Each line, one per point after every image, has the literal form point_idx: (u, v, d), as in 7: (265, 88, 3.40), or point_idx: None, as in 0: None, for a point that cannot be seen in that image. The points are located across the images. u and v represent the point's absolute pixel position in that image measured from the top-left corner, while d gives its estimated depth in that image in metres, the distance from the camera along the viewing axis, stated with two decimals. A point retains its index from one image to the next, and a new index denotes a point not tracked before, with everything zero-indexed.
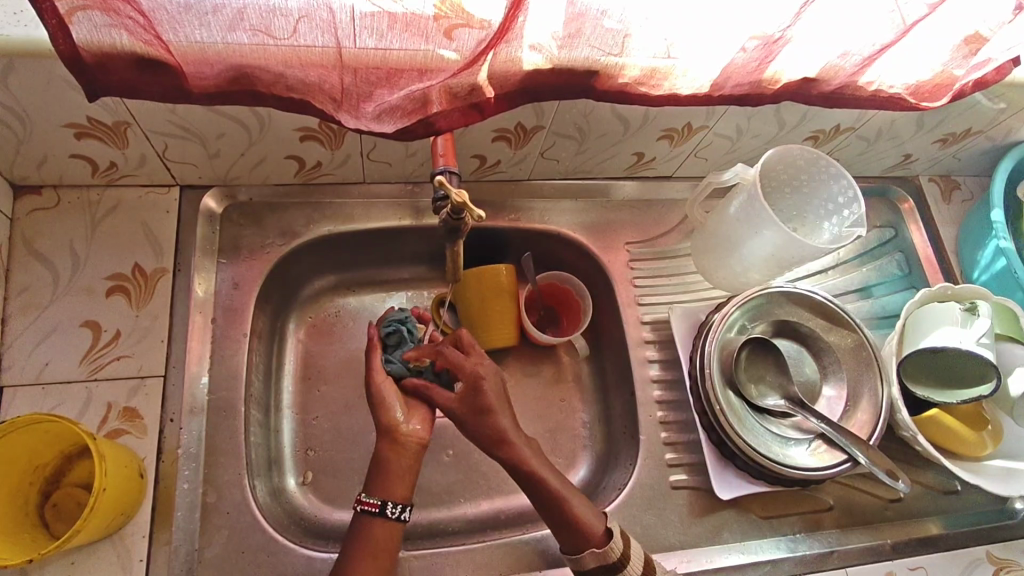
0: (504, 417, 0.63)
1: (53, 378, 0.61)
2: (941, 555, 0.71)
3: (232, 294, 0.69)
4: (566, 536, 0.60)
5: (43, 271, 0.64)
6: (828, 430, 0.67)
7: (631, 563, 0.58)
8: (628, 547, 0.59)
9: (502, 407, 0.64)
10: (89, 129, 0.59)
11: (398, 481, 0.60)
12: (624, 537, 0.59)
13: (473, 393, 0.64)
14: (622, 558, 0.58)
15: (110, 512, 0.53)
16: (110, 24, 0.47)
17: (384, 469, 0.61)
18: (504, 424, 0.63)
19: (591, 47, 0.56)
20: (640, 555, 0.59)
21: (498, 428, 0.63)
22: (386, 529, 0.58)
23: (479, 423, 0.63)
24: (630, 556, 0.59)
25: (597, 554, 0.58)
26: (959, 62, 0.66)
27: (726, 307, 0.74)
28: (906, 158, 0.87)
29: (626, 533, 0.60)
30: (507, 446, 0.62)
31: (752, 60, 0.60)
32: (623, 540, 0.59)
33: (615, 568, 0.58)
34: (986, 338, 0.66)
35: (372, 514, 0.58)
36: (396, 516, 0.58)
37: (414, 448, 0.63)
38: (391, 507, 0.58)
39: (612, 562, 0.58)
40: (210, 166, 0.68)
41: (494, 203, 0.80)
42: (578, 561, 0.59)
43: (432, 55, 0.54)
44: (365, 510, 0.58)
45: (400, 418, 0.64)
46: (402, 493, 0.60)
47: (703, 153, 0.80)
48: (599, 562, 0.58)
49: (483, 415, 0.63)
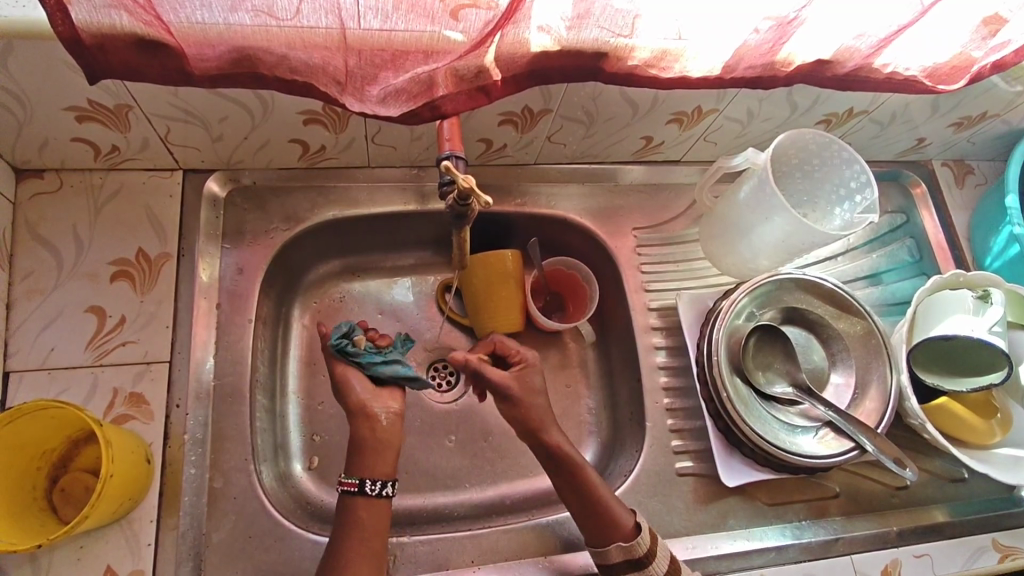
0: (539, 399, 0.65)
1: (59, 364, 0.61)
2: (946, 543, 0.71)
3: (236, 279, 0.69)
4: (595, 528, 0.60)
5: (46, 256, 0.64)
6: (835, 418, 0.66)
7: (657, 560, 0.59)
8: (655, 543, 0.60)
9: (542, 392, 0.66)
10: (90, 112, 0.58)
11: (379, 461, 0.60)
12: (651, 535, 0.60)
13: (526, 372, 0.67)
14: (648, 554, 0.59)
15: (118, 497, 0.53)
16: (109, 4, 0.45)
17: (360, 447, 0.61)
18: (543, 412, 0.65)
19: (600, 29, 0.55)
20: (665, 553, 0.60)
21: (530, 417, 0.64)
22: (371, 510, 0.58)
23: (515, 408, 0.64)
24: (656, 554, 0.59)
25: (623, 547, 0.59)
26: (978, 43, 0.64)
27: (735, 293, 0.73)
28: (919, 143, 0.86)
29: (654, 532, 0.60)
30: (541, 437, 0.63)
31: (765, 42, 0.59)
32: (651, 537, 0.60)
33: (641, 564, 0.58)
34: (998, 326, 0.65)
35: (353, 494, 0.59)
36: (377, 493, 0.59)
37: (390, 423, 0.63)
38: (370, 484, 0.59)
39: (637, 557, 0.58)
40: (214, 150, 0.67)
41: (500, 187, 0.79)
42: (602, 553, 0.60)
43: (438, 36, 0.52)
44: (345, 490, 0.59)
45: (369, 399, 0.63)
46: (383, 470, 0.60)
47: (712, 138, 0.79)
48: (625, 556, 0.59)
49: (523, 400, 0.65)
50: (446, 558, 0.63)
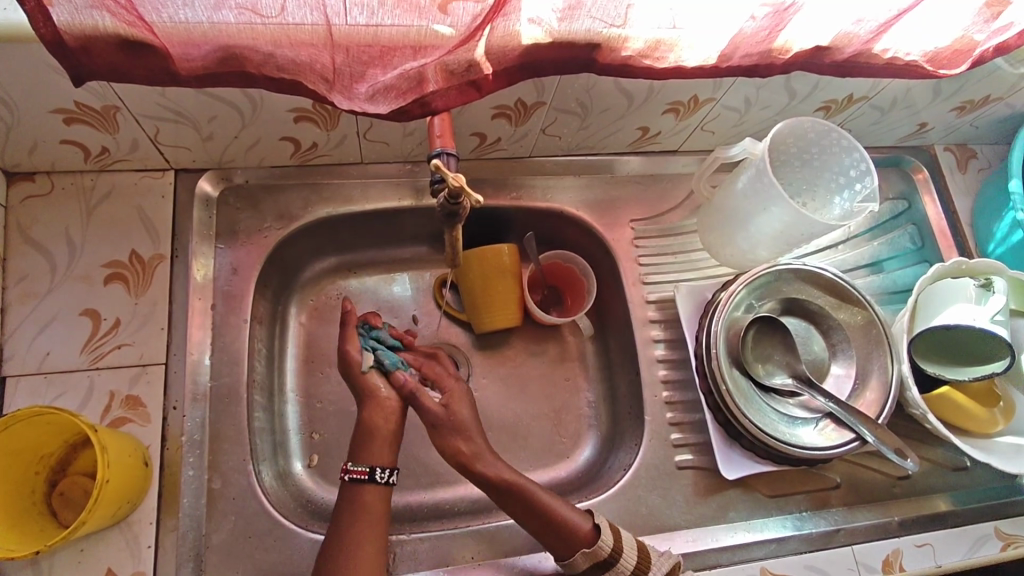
0: (466, 433, 0.65)
1: (56, 367, 0.61)
2: (949, 532, 0.71)
3: (231, 279, 0.68)
4: (554, 543, 0.60)
5: (39, 259, 0.63)
6: (836, 409, 0.66)
7: (624, 555, 0.59)
8: (619, 539, 0.60)
9: (474, 428, 0.65)
10: (78, 114, 0.58)
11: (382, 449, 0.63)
12: (613, 530, 0.60)
13: (451, 402, 0.67)
14: (613, 552, 0.59)
15: (116, 500, 0.53)
16: (91, 5, 0.45)
17: (372, 442, 0.63)
18: (474, 446, 0.64)
19: (592, 19, 0.54)
20: (631, 544, 0.60)
21: (460, 451, 0.64)
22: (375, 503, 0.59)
23: (447, 444, 0.64)
24: (622, 549, 0.59)
25: (587, 554, 0.59)
26: (980, 27, 0.63)
27: (733, 285, 0.72)
28: (921, 128, 0.84)
29: (613, 526, 0.61)
30: (475, 469, 0.63)
31: (762, 28, 0.58)
32: (613, 534, 0.60)
33: (608, 563, 0.59)
34: (1000, 315, 0.64)
35: (362, 481, 0.60)
36: (385, 481, 0.61)
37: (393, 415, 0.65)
38: (380, 472, 0.61)
39: (603, 559, 0.59)
40: (204, 149, 0.66)
41: (496, 181, 0.78)
42: (569, 565, 0.59)
43: (427, 31, 0.51)
44: (354, 478, 0.60)
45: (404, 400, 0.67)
46: (387, 459, 0.62)
47: (710, 127, 0.78)
48: (591, 561, 0.59)
49: (454, 433, 0.65)
50: (447, 554, 0.64)
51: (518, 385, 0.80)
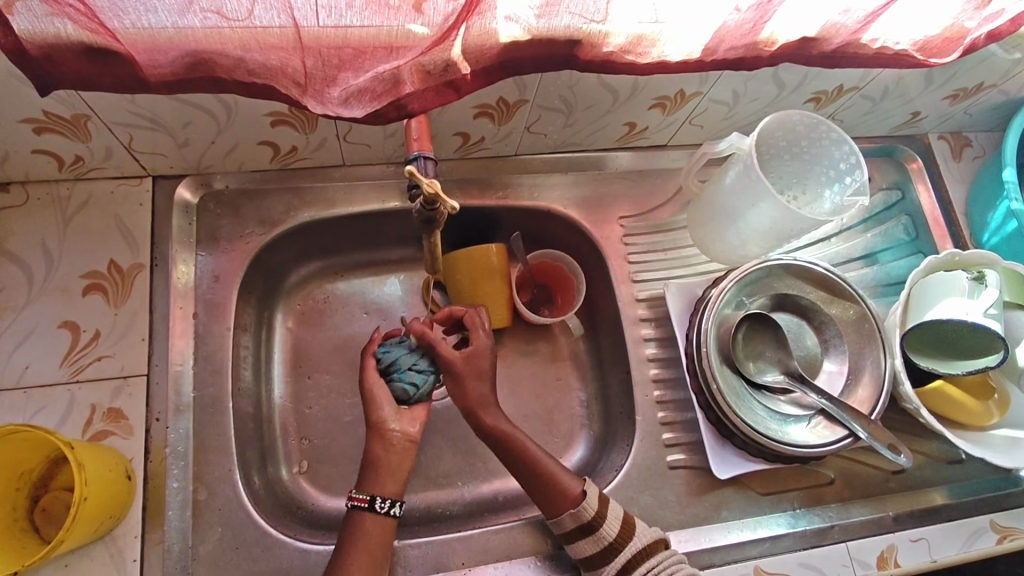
0: (476, 380, 0.64)
1: (35, 381, 0.60)
2: (945, 526, 0.70)
3: (213, 287, 0.67)
4: (546, 501, 0.61)
5: (17, 271, 0.62)
6: (828, 406, 0.65)
7: (607, 523, 0.59)
8: (604, 507, 0.60)
9: (488, 378, 0.65)
10: (47, 123, 0.56)
11: (388, 478, 0.60)
12: (600, 498, 0.60)
13: (474, 355, 0.65)
14: (597, 517, 0.59)
15: (98, 516, 0.53)
16: (51, 13, 0.43)
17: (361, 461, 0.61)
18: (482, 396, 0.64)
19: (571, 15, 0.52)
20: (617, 515, 0.60)
21: (468, 398, 0.64)
22: (376, 526, 0.58)
23: (455, 387, 0.64)
24: (605, 516, 0.59)
25: (573, 514, 0.59)
26: (971, 14, 0.61)
27: (723, 282, 0.71)
28: (914, 117, 0.83)
29: (603, 495, 0.61)
30: (479, 418, 0.63)
31: (746, 21, 0.56)
32: (598, 501, 0.60)
33: (591, 528, 0.59)
34: (993, 308, 0.63)
35: (362, 509, 0.58)
36: (386, 511, 0.58)
37: (403, 447, 0.62)
38: (381, 502, 0.58)
39: (587, 521, 0.59)
40: (181, 155, 0.65)
41: (482, 180, 0.77)
42: (556, 523, 0.60)
43: (400, 31, 0.50)
44: (355, 506, 0.59)
45: (390, 418, 0.62)
46: (392, 489, 0.60)
47: (697, 121, 0.76)
48: (576, 522, 0.59)
49: (466, 381, 0.64)
50: (438, 560, 0.63)
51: (509, 385, 0.80)
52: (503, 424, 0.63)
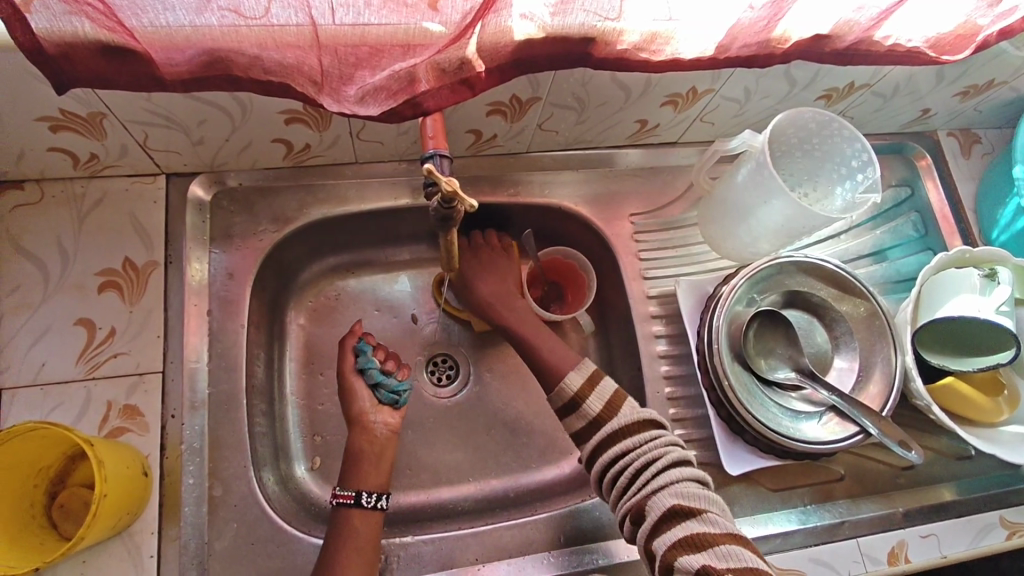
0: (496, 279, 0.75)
1: (51, 379, 0.60)
2: (954, 522, 0.71)
3: (226, 284, 0.68)
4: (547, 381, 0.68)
5: (32, 268, 0.63)
6: (839, 402, 0.65)
7: (589, 401, 0.63)
8: (588, 386, 0.63)
9: (505, 279, 0.76)
10: (63, 121, 0.57)
11: (372, 474, 0.64)
12: (586, 377, 0.64)
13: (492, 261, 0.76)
14: (578, 395, 0.63)
15: (116, 511, 0.53)
16: (69, 11, 0.44)
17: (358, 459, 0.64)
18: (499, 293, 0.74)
19: (586, 13, 0.52)
20: (602, 395, 0.63)
21: (486, 293, 0.74)
22: (364, 519, 0.60)
23: (477, 286, 0.74)
24: (586, 394, 0.63)
25: (558, 391, 0.64)
26: (984, 11, 0.61)
27: (734, 279, 0.71)
28: (924, 114, 0.83)
29: (591, 375, 0.64)
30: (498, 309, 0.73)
31: (760, 18, 0.56)
32: (581, 380, 0.64)
33: (574, 405, 0.63)
34: (1005, 306, 0.64)
35: (348, 506, 0.61)
36: (372, 505, 0.61)
37: (385, 438, 0.66)
38: (366, 496, 0.61)
39: (569, 399, 0.64)
40: (195, 153, 0.65)
41: (492, 177, 0.77)
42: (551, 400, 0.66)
43: (417, 29, 0.50)
44: (341, 502, 0.61)
45: (370, 410, 0.67)
46: (375, 481, 0.63)
47: (709, 118, 0.76)
48: (561, 400, 0.64)
49: (484, 280, 0.75)
50: (450, 556, 0.64)
51: (519, 382, 0.80)
52: (523, 318, 0.73)
